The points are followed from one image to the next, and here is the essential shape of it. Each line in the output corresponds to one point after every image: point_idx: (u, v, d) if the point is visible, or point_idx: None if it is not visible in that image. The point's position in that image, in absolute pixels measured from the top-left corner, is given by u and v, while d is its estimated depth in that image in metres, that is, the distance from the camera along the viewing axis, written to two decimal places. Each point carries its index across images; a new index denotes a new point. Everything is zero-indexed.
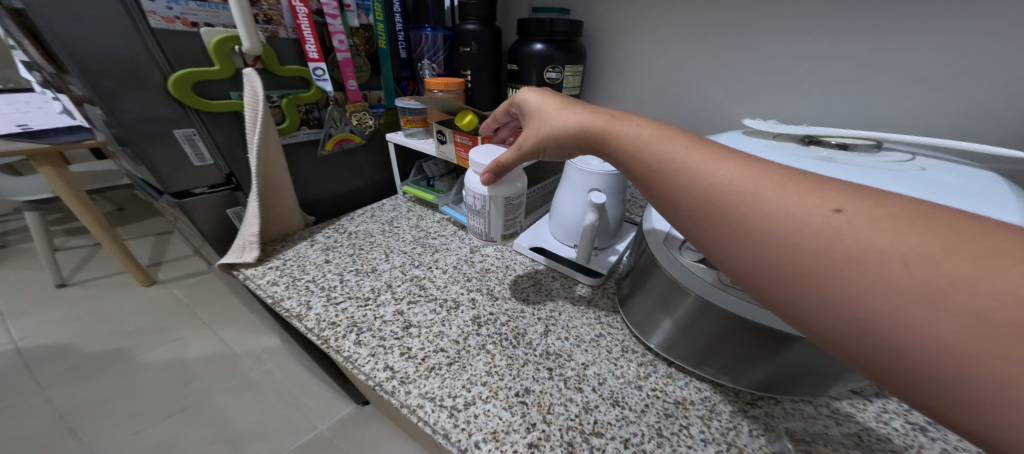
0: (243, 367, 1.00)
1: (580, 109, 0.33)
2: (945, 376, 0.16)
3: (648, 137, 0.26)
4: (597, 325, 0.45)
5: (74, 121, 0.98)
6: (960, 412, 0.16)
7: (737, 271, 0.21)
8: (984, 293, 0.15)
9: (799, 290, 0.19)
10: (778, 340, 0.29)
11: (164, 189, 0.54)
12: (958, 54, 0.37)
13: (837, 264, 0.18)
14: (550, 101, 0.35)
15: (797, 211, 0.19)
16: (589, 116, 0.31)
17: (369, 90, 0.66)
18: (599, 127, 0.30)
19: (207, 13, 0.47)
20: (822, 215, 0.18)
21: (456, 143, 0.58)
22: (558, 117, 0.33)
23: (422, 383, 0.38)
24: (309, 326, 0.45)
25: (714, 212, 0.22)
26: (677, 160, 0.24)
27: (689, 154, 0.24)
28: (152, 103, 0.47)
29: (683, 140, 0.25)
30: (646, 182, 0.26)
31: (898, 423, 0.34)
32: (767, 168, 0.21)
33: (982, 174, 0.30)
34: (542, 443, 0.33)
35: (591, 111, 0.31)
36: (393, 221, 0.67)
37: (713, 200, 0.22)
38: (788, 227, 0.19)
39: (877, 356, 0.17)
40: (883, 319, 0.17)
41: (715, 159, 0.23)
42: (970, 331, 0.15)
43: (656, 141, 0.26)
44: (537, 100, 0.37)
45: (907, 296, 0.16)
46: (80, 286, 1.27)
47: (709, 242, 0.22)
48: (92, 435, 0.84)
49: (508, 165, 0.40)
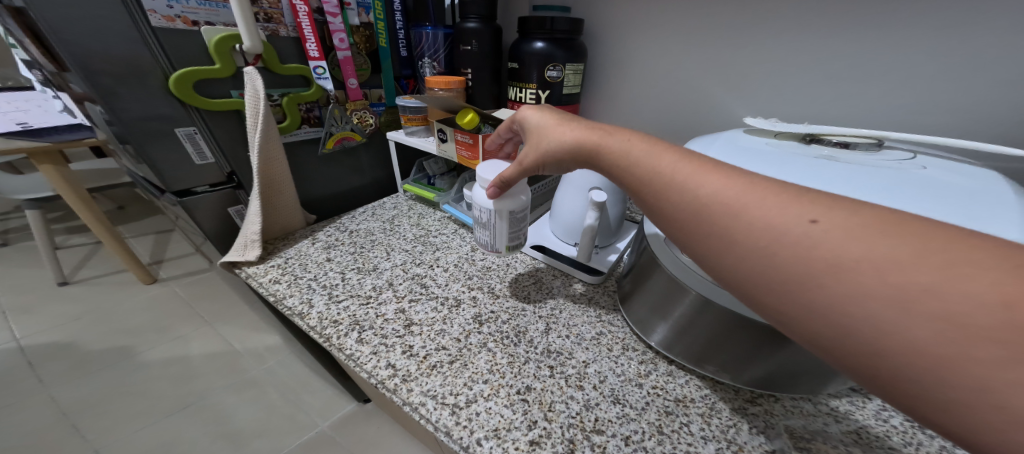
0: (244, 365, 1.01)
1: (576, 123, 0.33)
2: (925, 380, 0.16)
3: (638, 151, 0.26)
4: (598, 323, 0.45)
5: (73, 119, 0.98)
6: (943, 415, 0.16)
7: (725, 277, 0.22)
8: (962, 298, 0.15)
9: (783, 296, 0.19)
10: (776, 338, 0.29)
11: (165, 188, 0.54)
12: (959, 52, 0.37)
13: (819, 270, 0.18)
14: (547, 116, 0.36)
15: (780, 220, 0.19)
16: (584, 132, 0.31)
17: (370, 88, 0.66)
18: (593, 141, 0.30)
19: (207, 12, 0.47)
20: (799, 224, 0.19)
21: (456, 141, 0.58)
22: (556, 132, 0.33)
23: (424, 381, 0.38)
24: (311, 324, 0.45)
25: (700, 226, 0.22)
26: (665, 173, 0.24)
27: (677, 165, 0.24)
28: (153, 102, 0.47)
29: (671, 154, 0.25)
30: (637, 195, 0.26)
31: (897, 421, 0.34)
32: (750, 178, 0.21)
33: (982, 173, 0.30)
34: (542, 440, 0.33)
35: (586, 127, 0.31)
36: (393, 219, 0.68)
37: (699, 213, 0.22)
38: (767, 237, 0.19)
39: (860, 360, 0.18)
40: (864, 324, 0.17)
41: (700, 173, 0.23)
42: (946, 337, 0.15)
43: (645, 156, 0.26)
44: (535, 116, 0.37)
45: (884, 304, 0.16)
46: (82, 284, 1.27)
47: (700, 251, 0.22)
48: (95, 432, 0.84)
49: (512, 179, 0.40)
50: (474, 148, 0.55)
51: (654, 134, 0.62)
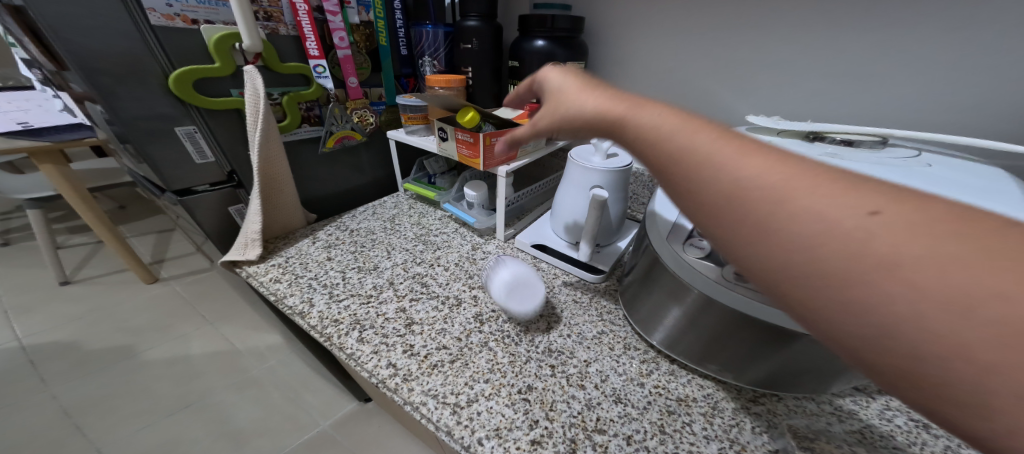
0: (245, 365, 1.01)
1: (603, 91, 0.28)
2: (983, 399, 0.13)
3: (671, 125, 0.22)
4: (599, 322, 0.45)
5: (73, 119, 0.98)
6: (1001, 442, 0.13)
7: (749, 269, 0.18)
8: None
9: (816, 291, 0.16)
10: (779, 338, 0.29)
11: (166, 187, 0.54)
12: (963, 49, 0.37)
13: (863, 264, 0.15)
14: (572, 78, 0.31)
15: (836, 211, 0.16)
16: (611, 102, 0.26)
17: (370, 87, 0.65)
18: (619, 110, 0.25)
19: (207, 11, 0.47)
20: (853, 216, 0.15)
21: (456, 139, 0.56)
22: (578, 99, 0.29)
23: (425, 380, 0.38)
24: (311, 323, 0.45)
25: (732, 210, 0.18)
26: (699, 151, 0.20)
27: (715, 146, 0.20)
28: (153, 101, 0.47)
29: (710, 132, 0.21)
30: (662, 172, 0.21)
31: (901, 421, 0.34)
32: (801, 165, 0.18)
33: (988, 171, 0.30)
34: (544, 439, 0.33)
35: (614, 98, 0.26)
36: (393, 218, 0.67)
37: (731, 198, 0.18)
38: (812, 229, 0.16)
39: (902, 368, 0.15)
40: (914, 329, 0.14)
41: (742, 154, 0.19)
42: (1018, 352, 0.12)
43: (678, 132, 0.21)
44: (558, 77, 0.32)
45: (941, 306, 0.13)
46: (84, 283, 1.27)
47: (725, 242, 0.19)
48: (97, 431, 0.84)
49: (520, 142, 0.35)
50: (475, 147, 0.53)
51: None
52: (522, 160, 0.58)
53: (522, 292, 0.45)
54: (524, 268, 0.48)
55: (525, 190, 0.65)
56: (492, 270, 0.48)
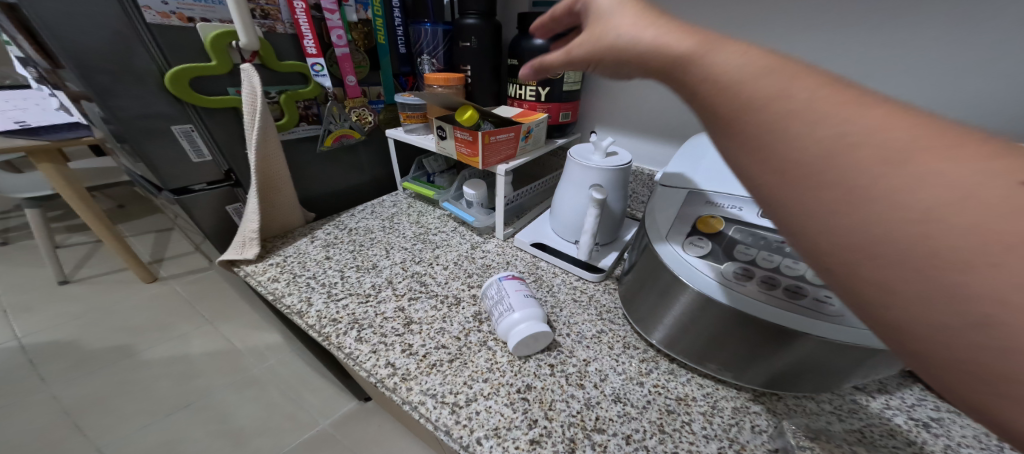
0: (245, 364, 1.01)
1: (665, 20, 0.23)
2: None
3: (761, 66, 0.18)
4: (599, 320, 0.45)
5: (71, 118, 0.97)
6: None
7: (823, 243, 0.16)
8: None
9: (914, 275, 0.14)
10: (780, 338, 0.29)
11: (163, 186, 0.54)
12: (965, 46, 0.37)
13: (989, 242, 0.12)
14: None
15: (967, 176, 0.13)
16: (678, 38, 0.21)
17: (368, 85, 0.65)
18: (689, 43, 0.20)
19: (203, 9, 0.46)
20: (1001, 182, 0.12)
21: (455, 139, 0.56)
22: (634, 24, 0.23)
23: (424, 380, 0.38)
24: (309, 323, 0.45)
25: (828, 168, 0.15)
26: (796, 98, 0.17)
27: (815, 94, 0.16)
28: (149, 99, 0.47)
29: (810, 78, 0.17)
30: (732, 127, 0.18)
31: (900, 419, 0.34)
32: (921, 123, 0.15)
33: None
34: (543, 439, 0.33)
35: (682, 33, 0.21)
36: (393, 217, 0.67)
37: (832, 154, 0.15)
38: (944, 193, 0.13)
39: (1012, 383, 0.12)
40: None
41: (851, 106, 0.16)
42: None
43: (772, 74, 0.17)
44: None
45: None
46: (83, 282, 1.27)
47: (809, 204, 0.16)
48: (97, 431, 0.84)
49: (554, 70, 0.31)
50: (474, 145, 0.52)
51: (655, 131, 0.62)
52: (521, 159, 0.58)
53: (526, 345, 0.39)
54: (535, 313, 0.41)
55: (524, 188, 0.64)
56: (500, 309, 0.42)
